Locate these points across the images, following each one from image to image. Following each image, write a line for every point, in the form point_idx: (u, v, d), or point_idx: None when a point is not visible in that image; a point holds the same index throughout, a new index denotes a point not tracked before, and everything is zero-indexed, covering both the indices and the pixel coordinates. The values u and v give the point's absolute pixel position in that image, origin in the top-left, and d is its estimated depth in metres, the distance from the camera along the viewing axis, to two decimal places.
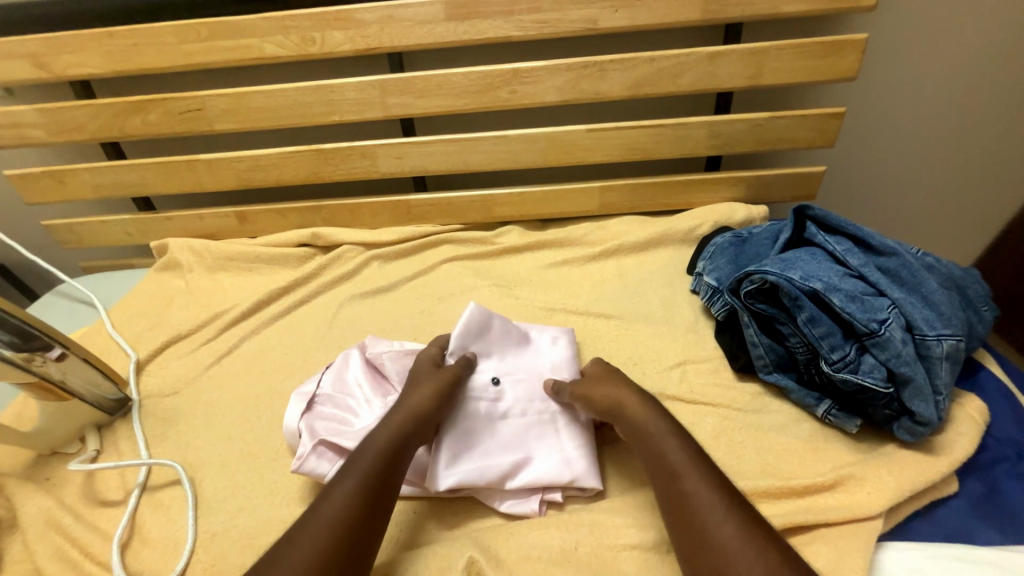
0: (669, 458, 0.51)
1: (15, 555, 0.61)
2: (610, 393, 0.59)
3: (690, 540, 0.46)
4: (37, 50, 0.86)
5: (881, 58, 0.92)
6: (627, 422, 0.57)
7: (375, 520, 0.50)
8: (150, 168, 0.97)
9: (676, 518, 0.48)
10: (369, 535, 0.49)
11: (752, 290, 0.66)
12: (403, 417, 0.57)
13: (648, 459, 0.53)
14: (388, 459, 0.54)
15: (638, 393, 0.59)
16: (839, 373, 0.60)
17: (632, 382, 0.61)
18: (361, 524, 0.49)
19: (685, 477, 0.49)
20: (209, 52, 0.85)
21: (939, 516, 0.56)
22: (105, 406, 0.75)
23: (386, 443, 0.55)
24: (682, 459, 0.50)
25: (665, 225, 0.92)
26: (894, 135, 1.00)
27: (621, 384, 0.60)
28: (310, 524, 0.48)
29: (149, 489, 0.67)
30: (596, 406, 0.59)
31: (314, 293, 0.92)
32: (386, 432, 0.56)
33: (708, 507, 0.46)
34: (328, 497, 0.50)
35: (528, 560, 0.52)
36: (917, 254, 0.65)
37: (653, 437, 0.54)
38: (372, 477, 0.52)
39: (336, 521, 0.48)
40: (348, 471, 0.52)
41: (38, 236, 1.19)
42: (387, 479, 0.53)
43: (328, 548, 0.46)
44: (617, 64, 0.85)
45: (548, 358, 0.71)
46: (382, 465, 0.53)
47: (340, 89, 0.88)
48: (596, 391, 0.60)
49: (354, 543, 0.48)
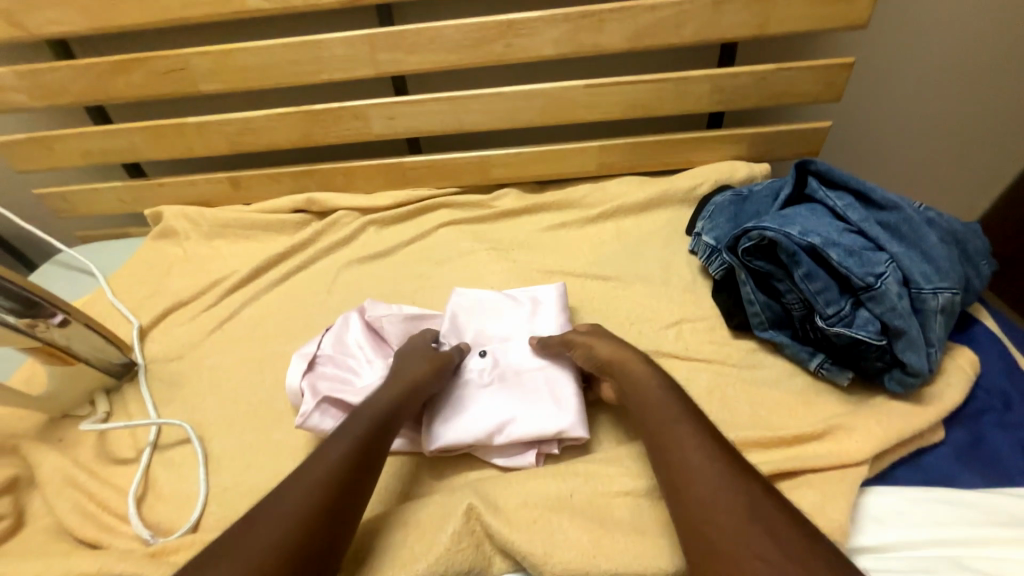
0: (660, 406, 0.53)
1: (37, 509, 0.64)
2: (605, 349, 0.61)
3: (675, 478, 0.47)
4: (9, 6, 0.82)
5: (896, 4, 0.87)
6: (620, 376, 0.59)
7: (363, 482, 0.50)
8: (137, 133, 0.95)
9: (664, 460, 0.49)
10: (353, 496, 0.48)
11: (750, 247, 0.66)
12: (397, 388, 0.59)
13: (639, 408, 0.54)
14: (378, 425, 0.54)
15: (632, 349, 0.61)
16: (833, 327, 0.60)
17: (625, 341, 0.64)
18: (346, 484, 0.49)
19: (675, 423, 0.51)
20: (189, 5, 0.81)
21: (924, 462, 0.57)
22: (111, 370, 0.76)
23: (378, 410, 0.56)
24: (673, 407, 0.52)
25: (665, 185, 0.91)
26: (905, 87, 0.97)
27: (617, 341, 0.62)
28: (298, 480, 0.48)
29: (160, 448, 0.70)
30: (592, 360, 0.61)
31: (311, 258, 0.92)
32: (378, 401, 0.57)
33: (696, 449, 0.48)
34: (317, 456, 0.50)
35: (525, 506, 0.54)
36: (919, 208, 0.64)
37: (645, 387, 0.56)
38: (362, 441, 0.52)
39: (324, 478, 0.48)
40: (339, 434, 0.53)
41: (31, 206, 1.18)
42: (377, 446, 0.53)
43: (314, 504, 0.46)
44: (617, 13, 0.81)
45: (544, 319, 0.71)
46: (372, 430, 0.54)
47: (328, 45, 0.84)
48: (595, 345, 0.62)
49: (339, 501, 0.47)
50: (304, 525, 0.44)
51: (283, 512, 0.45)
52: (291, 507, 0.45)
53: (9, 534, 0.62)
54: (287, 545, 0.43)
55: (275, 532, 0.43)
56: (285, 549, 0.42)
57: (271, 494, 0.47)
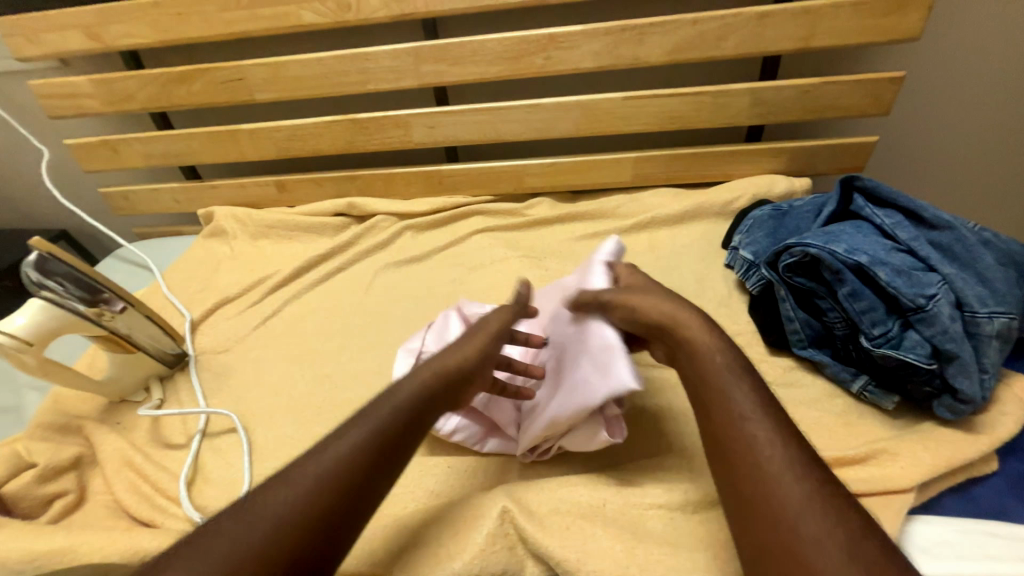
0: (739, 405, 0.45)
1: (97, 487, 0.69)
2: (648, 305, 0.53)
3: (733, 464, 0.43)
4: (90, 21, 0.89)
5: (948, 18, 0.85)
6: (669, 339, 0.52)
7: (381, 478, 0.45)
8: (194, 138, 1.01)
9: (734, 467, 0.43)
10: (363, 498, 0.43)
11: (791, 263, 0.65)
12: (434, 371, 0.52)
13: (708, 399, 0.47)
14: (408, 416, 0.48)
15: (691, 314, 0.53)
16: (879, 349, 0.58)
17: (676, 295, 0.55)
18: (357, 482, 0.43)
19: (753, 428, 0.44)
20: (250, 20, 0.87)
21: (976, 493, 0.55)
22: (166, 359, 0.81)
23: (408, 400, 0.49)
24: (751, 406, 0.45)
25: (701, 198, 0.90)
26: (958, 102, 0.93)
27: (664, 297, 0.54)
28: (310, 468, 0.44)
29: (209, 435, 0.74)
30: (633, 318, 0.54)
31: (351, 261, 0.96)
32: (411, 384, 0.51)
33: (760, 437, 0.43)
34: (334, 442, 0.46)
35: (558, 513, 0.54)
36: (975, 228, 0.62)
37: (716, 372, 0.48)
38: (380, 434, 0.46)
39: (339, 470, 0.43)
40: (359, 420, 0.47)
41: (96, 204, 1.27)
42: (405, 438, 0.47)
43: (325, 502, 0.42)
44: (657, 27, 0.82)
45: (581, 280, 0.64)
46: (398, 422, 0.47)
47: (375, 57, 0.88)
48: (639, 301, 0.54)
49: (345, 501, 0.42)
50: (311, 524, 0.41)
51: (290, 505, 0.41)
52: (299, 502, 0.41)
53: (71, 509, 0.66)
54: (290, 547, 0.39)
55: (279, 530, 0.40)
56: (289, 549, 0.39)
57: (279, 480, 0.43)
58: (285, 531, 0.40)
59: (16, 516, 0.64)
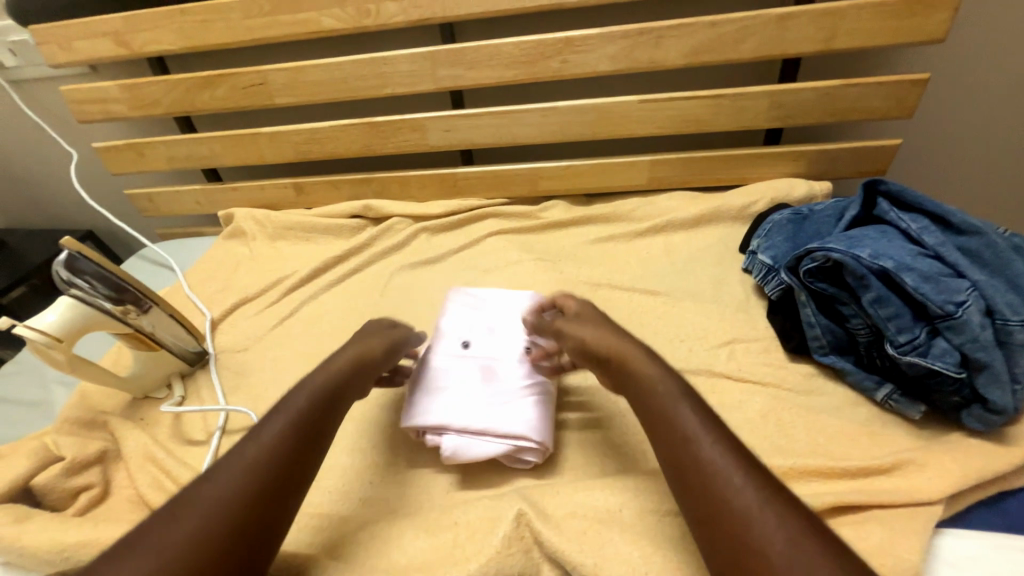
0: (670, 414, 0.47)
1: (121, 481, 0.70)
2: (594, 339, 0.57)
3: (687, 478, 0.43)
4: (119, 28, 0.92)
5: (976, 18, 0.83)
6: (614, 368, 0.54)
7: (307, 459, 0.49)
8: (217, 141, 1.03)
9: (683, 480, 0.43)
10: (292, 478, 0.47)
11: (813, 268, 0.64)
12: (344, 364, 0.58)
13: (648, 416, 0.49)
14: (320, 401, 0.54)
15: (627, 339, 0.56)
16: (905, 356, 0.57)
17: (619, 326, 0.58)
18: (285, 462, 0.47)
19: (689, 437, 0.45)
20: (272, 26, 0.88)
21: (1007, 507, 0.53)
22: (187, 357, 0.83)
23: (320, 385, 0.55)
24: (688, 415, 0.46)
25: (718, 202, 0.90)
26: (986, 104, 0.91)
27: (603, 327, 0.58)
28: (237, 457, 0.46)
29: (228, 432, 0.75)
30: (577, 343, 0.58)
31: (366, 262, 0.97)
32: (324, 376, 0.56)
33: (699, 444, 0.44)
34: (257, 433, 0.49)
35: (574, 517, 0.54)
36: (1005, 233, 0.60)
37: (646, 385, 0.50)
38: (300, 419, 0.51)
39: (268, 455, 0.47)
40: (279, 411, 0.52)
41: (121, 205, 1.31)
42: (320, 420, 0.52)
43: (258, 483, 0.45)
44: (675, 30, 0.81)
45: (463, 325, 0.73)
46: (313, 407, 0.53)
47: (393, 62, 0.89)
48: (584, 330, 0.58)
49: (277, 481, 0.46)
50: (248, 504, 0.43)
51: (220, 489, 0.43)
52: (230, 486, 0.44)
53: (97, 501, 0.68)
54: (226, 528, 0.41)
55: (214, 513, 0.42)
56: (225, 529, 0.41)
57: (207, 471, 0.45)
58: (219, 510, 0.42)
59: (45, 507, 0.66)
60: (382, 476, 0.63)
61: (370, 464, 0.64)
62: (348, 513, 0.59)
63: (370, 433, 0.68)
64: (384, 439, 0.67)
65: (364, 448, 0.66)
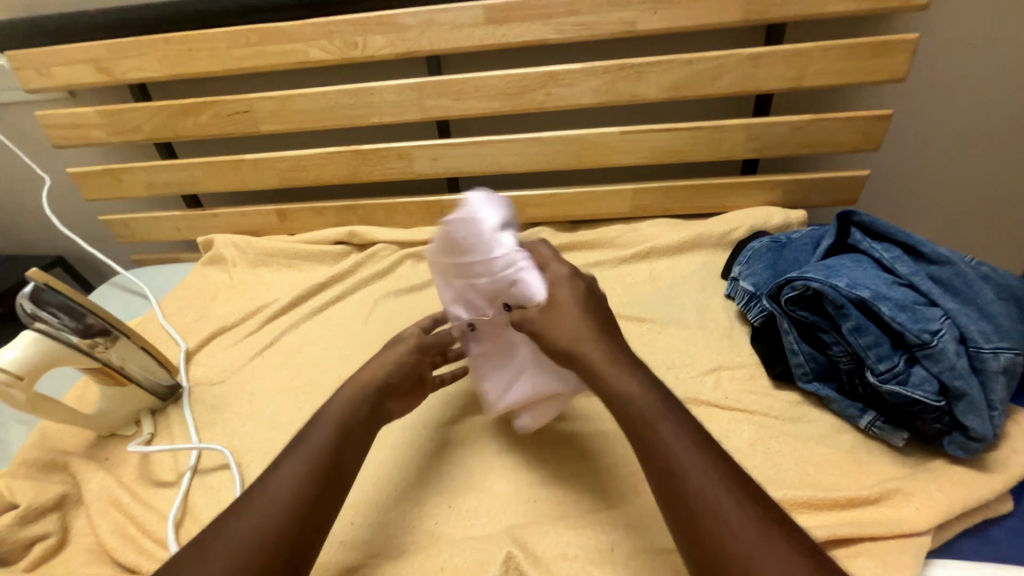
0: (646, 415, 0.47)
1: (81, 529, 0.66)
2: (573, 336, 0.53)
3: (667, 480, 0.44)
4: (101, 55, 0.91)
5: (931, 60, 0.89)
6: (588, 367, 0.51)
7: (328, 495, 0.49)
8: (198, 167, 1.02)
9: (672, 497, 0.43)
10: (318, 515, 0.48)
11: (794, 297, 0.65)
12: (358, 390, 0.56)
13: (637, 427, 0.47)
14: (343, 432, 0.53)
15: (619, 345, 0.53)
16: (886, 384, 0.58)
17: (598, 319, 0.55)
18: (310, 501, 0.48)
19: (678, 454, 0.44)
20: (259, 56, 0.89)
21: (993, 535, 0.53)
22: (158, 392, 0.78)
23: (342, 415, 0.54)
24: (675, 427, 0.46)
25: (699, 229, 0.92)
26: (945, 138, 0.96)
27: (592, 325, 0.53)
28: (260, 501, 0.47)
29: (200, 472, 0.71)
30: (564, 347, 0.53)
31: (350, 290, 0.95)
32: (343, 404, 0.55)
33: (676, 443, 0.45)
34: (275, 474, 0.49)
35: (565, 559, 0.53)
36: (972, 262, 0.62)
37: (630, 394, 0.48)
38: (322, 452, 0.51)
39: (287, 499, 0.47)
40: (301, 443, 0.52)
41: (95, 230, 1.27)
42: (340, 451, 0.52)
43: (282, 525, 0.46)
44: (654, 66, 0.85)
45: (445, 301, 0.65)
46: (336, 438, 0.52)
47: (380, 91, 0.90)
48: (573, 330, 0.53)
49: (302, 520, 0.47)
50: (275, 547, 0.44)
51: (247, 532, 0.45)
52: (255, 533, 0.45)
53: (51, 553, 0.63)
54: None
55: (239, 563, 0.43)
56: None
57: (233, 514, 0.47)
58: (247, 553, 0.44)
59: None
60: (364, 516, 0.60)
61: (352, 503, 0.62)
62: (328, 558, 0.56)
63: None
64: (367, 476, 0.64)
65: None
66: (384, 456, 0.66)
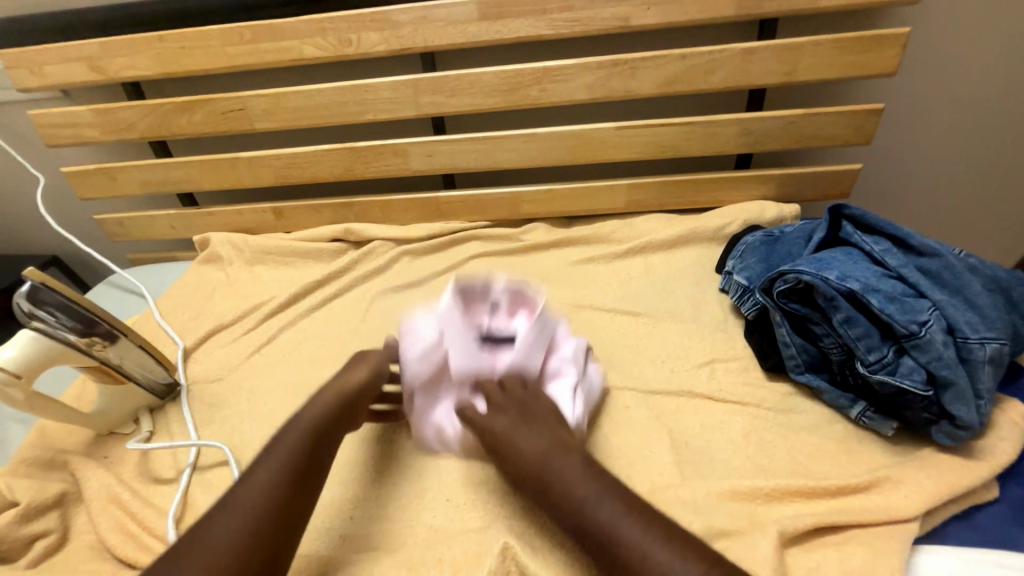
0: (573, 490, 0.50)
1: (81, 526, 0.66)
2: (502, 435, 0.57)
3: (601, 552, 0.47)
4: (93, 53, 0.91)
5: (922, 53, 0.89)
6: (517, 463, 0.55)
7: (306, 488, 0.53)
8: (193, 165, 1.01)
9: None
10: (292, 515, 0.50)
11: (786, 289, 0.66)
12: (333, 395, 0.60)
13: (585, 527, 0.48)
14: (315, 437, 0.56)
15: (564, 442, 0.55)
16: (876, 375, 0.59)
17: (525, 414, 0.58)
18: (285, 502, 0.50)
19: (627, 544, 0.45)
20: (253, 54, 0.89)
21: (978, 521, 0.54)
22: (157, 390, 0.79)
23: (314, 421, 0.57)
24: (615, 512, 0.48)
25: (694, 223, 0.92)
26: (937, 132, 0.97)
27: (519, 422, 0.58)
28: (239, 502, 0.50)
29: (199, 469, 0.71)
30: (497, 449, 0.57)
31: (347, 287, 0.96)
32: (317, 407, 0.59)
33: (605, 515, 0.48)
34: (250, 478, 0.52)
35: (560, 549, 0.54)
36: (960, 254, 0.63)
37: (573, 490, 0.50)
38: (296, 455, 0.54)
39: (262, 502, 0.50)
40: (275, 449, 0.55)
41: (90, 229, 1.27)
42: (313, 455, 0.55)
43: (257, 525, 0.48)
44: (648, 62, 0.85)
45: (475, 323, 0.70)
46: (309, 443, 0.55)
47: (374, 89, 0.90)
48: (517, 441, 0.56)
49: (277, 521, 0.49)
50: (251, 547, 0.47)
51: (224, 534, 0.47)
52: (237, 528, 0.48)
53: (53, 550, 0.64)
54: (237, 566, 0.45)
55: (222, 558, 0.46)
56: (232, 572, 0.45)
57: (211, 518, 0.49)
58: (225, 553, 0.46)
59: None
60: (364, 511, 0.61)
61: (351, 498, 0.62)
62: (327, 552, 0.57)
63: (349, 465, 0.66)
64: (365, 471, 0.65)
65: (343, 481, 0.64)
66: (381, 452, 0.67)
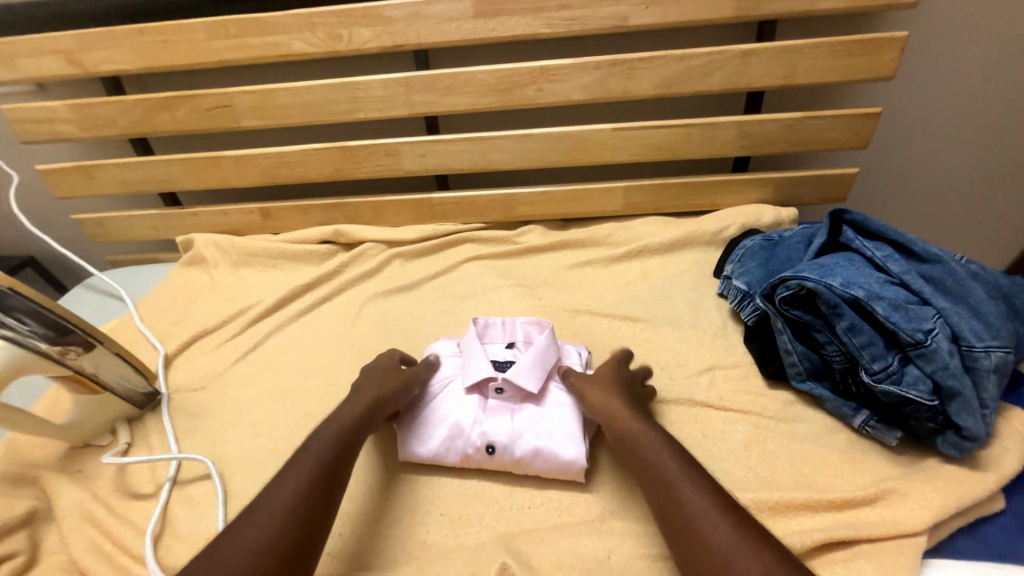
0: (655, 458, 0.52)
1: (52, 546, 0.62)
2: (599, 398, 0.60)
3: (669, 510, 0.48)
4: (70, 46, 0.87)
5: (919, 58, 0.89)
6: (611, 425, 0.58)
7: (336, 488, 0.52)
8: (176, 164, 0.97)
9: (670, 525, 0.47)
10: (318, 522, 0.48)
11: (787, 296, 0.65)
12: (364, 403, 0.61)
13: (657, 481, 0.50)
14: (343, 446, 0.55)
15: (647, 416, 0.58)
16: (881, 384, 0.58)
17: (626, 389, 0.63)
18: (309, 508, 0.48)
19: (684, 497, 0.48)
20: (238, 49, 0.85)
21: (985, 533, 0.54)
22: (135, 400, 0.75)
23: (341, 426, 0.57)
24: (674, 463, 0.51)
25: (691, 227, 0.91)
26: (932, 136, 0.97)
27: (615, 391, 0.61)
28: (268, 503, 0.48)
29: (180, 483, 0.68)
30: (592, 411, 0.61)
31: (337, 290, 0.92)
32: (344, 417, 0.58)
33: (677, 475, 0.50)
34: (279, 481, 0.50)
35: (560, 567, 0.53)
36: (961, 261, 0.62)
37: (646, 445, 0.54)
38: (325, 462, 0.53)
39: (289, 508, 0.48)
40: (303, 455, 0.54)
41: (68, 230, 1.22)
42: (338, 460, 0.54)
43: (286, 531, 0.46)
44: (646, 63, 0.83)
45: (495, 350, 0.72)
46: (334, 452, 0.54)
47: (366, 86, 0.88)
48: (613, 402, 0.59)
49: (304, 527, 0.47)
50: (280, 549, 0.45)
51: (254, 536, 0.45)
52: (268, 525, 0.46)
53: (22, 571, 0.60)
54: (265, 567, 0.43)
55: (251, 556, 0.43)
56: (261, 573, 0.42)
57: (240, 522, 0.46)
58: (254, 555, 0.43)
59: None
60: (355, 527, 0.58)
61: (341, 512, 0.60)
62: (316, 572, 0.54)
63: None
64: (355, 485, 0.62)
65: None
66: (374, 465, 0.64)
